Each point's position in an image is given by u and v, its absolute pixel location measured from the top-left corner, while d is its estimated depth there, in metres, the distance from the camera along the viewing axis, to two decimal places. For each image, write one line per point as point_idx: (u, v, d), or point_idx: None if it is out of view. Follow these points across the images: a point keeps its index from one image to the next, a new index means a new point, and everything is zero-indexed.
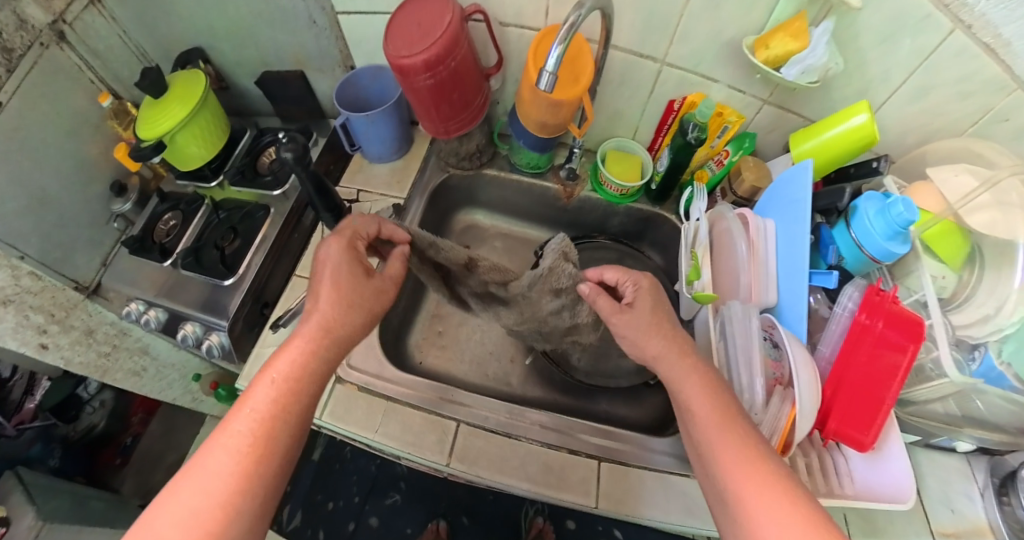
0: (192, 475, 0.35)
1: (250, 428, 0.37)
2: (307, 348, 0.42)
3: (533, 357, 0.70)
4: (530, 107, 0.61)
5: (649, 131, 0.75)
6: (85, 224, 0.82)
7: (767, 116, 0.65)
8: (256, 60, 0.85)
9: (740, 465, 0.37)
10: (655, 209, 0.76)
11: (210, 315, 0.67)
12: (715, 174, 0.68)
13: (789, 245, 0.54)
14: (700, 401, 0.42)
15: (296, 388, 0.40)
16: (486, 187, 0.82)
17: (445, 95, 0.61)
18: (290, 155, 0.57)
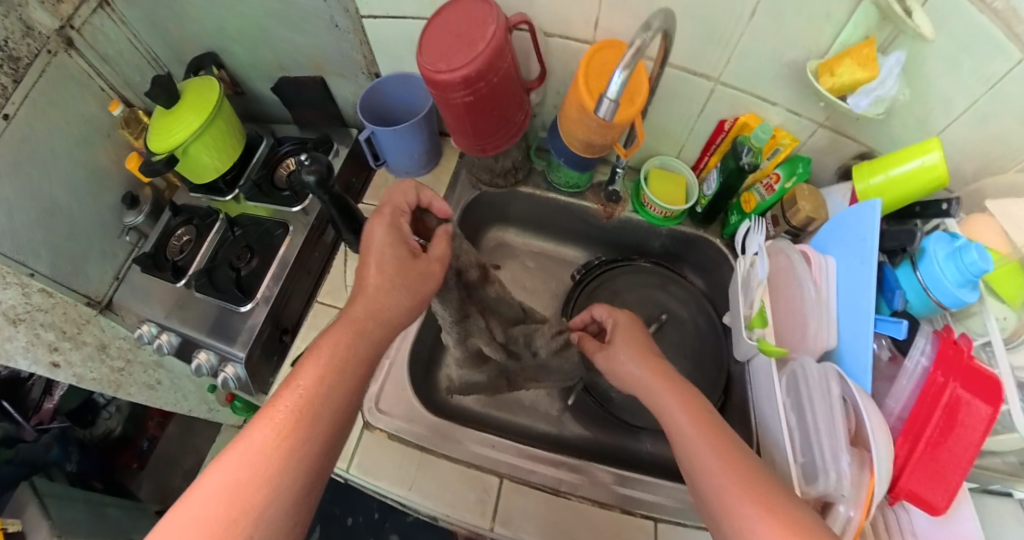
0: (236, 449, 0.32)
1: (297, 404, 0.35)
2: (354, 327, 0.40)
3: (575, 397, 0.67)
4: (574, 125, 0.56)
5: (695, 150, 0.70)
6: (98, 237, 0.80)
7: (823, 138, 0.59)
8: (272, 66, 0.81)
9: (731, 479, 0.32)
10: (699, 232, 0.72)
11: (223, 342, 0.64)
12: (764, 201, 0.62)
13: (853, 286, 0.49)
14: (681, 419, 0.40)
15: (336, 386, 0.37)
16: (518, 204, 0.78)
17: (484, 109, 0.57)
18: (312, 178, 0.53)
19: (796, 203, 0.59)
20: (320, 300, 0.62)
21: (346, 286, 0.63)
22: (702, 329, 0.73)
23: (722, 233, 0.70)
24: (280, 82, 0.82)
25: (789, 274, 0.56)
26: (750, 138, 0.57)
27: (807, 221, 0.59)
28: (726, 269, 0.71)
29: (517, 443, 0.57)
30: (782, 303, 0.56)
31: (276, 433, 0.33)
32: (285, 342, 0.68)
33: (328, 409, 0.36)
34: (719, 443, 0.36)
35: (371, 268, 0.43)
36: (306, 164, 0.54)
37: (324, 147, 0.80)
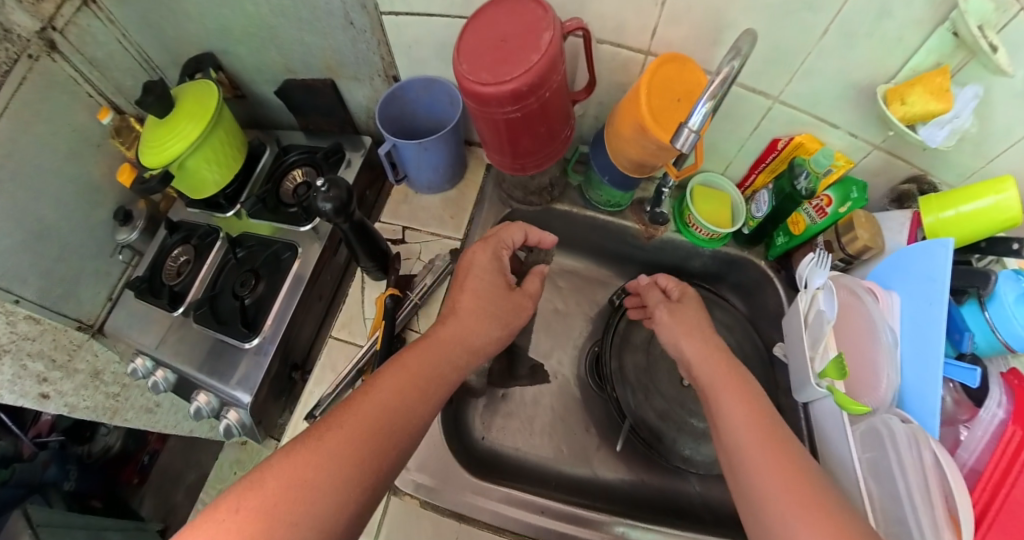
0: (317, 443, 0.35)
1: (378, 412, 0.39)
2: (436, 351, 0.46)
3: (625, 442, 0.60)
4: (626, 144, 0.52)
5: (743, 166, 0.65)
6: (89, 255, 0.74)
7: (877, 160, 0.54)
8: (278, 68, 0.73)
9: (797, 504, 0.32)
10: (744, 253, 0.67)
11: (224, 385, 0.59)
12: (815, 225, 0.56)
13: (921, 324, 0.45)
14: (740, 425, 0.38)
15: (409, 401, 0.41)
16: (551, 222, 0.71)
17: (532, 128, 0.53)
18: (331, 207, 0.48)
19: (853, 231, 0.54)
20: (335, 334, 0.58)
21: (364, 317, 0.59)
22: (749, 359, 0.68)
23: (766, 254, 0.66)
24: (287, 86, 0.74)
25: (857, 311, 0.52)
26: (809, 162, 0.53)
27: (864, 250, 0.55)
28: (767, 289, 0.67)
29: (533, 497, 0.51)
30: (849, 343, 0.51)
31: (353, 433, 0.37)
32: (294, 379, 0.63)
33: (394, 419, 0.39)
34: (781, 462, 0.35)
35: (464, 294, 0.51)
36: (324, 190, 0.49)
37: (335, 157, 0.73)
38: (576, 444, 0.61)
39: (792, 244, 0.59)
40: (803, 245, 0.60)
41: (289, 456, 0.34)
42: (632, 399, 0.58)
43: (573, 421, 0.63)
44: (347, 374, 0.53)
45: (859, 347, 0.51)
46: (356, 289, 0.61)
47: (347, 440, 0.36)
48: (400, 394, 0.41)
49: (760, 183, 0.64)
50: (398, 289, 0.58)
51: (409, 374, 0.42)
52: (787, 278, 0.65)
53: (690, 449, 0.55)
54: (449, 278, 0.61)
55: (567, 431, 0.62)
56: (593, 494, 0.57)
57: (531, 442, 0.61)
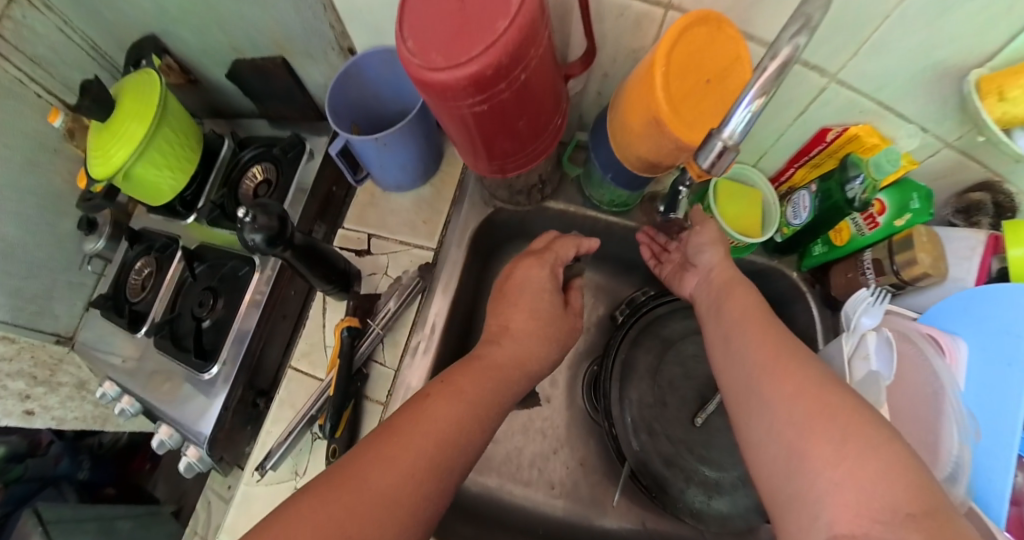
0: (352, 487, 0.31)
1: (430, 450, 0.34)
2: (487, 390, 0.39)
3: (622, 493, 0.53)
4: (635, 139, 0.41)
5: (779, 159, 0.53)
6: (58, 267, 0.70)
7: (945, 160, 0.41)
8: (224, 47, 0.62)
9: (803, 400, 0.27)
10: (771, 262, 0.56)
11: (187, 423, 0.56)
12: (863, 237, 0.46)
13: (1001, 382, 0.32)
14: (745, 337, 0.34)
15: (461, 432, 0.36)
16: (542, 225, 0.59)
17: (508, 122, 0.40)
18: (258, 239, 0.42)
19: (912, 251, 0.42)
20: (294, 365, 0.52)
21: (325, 346, 0.53)
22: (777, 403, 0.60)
23: (799, 264, 0.55)
24: (237, 67, 0.63)
25: (908, 363, 0.38)
26: (866, 165, 0.41)
27: (921, 278, 0.43)
28: (797, 306, 0.56)
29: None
30: (900, 409, 0.38)
31: (401, 473, 0.32)
32: (260, 406, 0.58)
33: (442, 457, 0.35)
34: (774, 361, 0.30)
35: (518, 312, 0.45)
36: (249, 219, 0.42)
37: (295, 151, 0.63)
38: (570, 481, 0.54)
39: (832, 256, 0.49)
40: (844, 258, 0.50)
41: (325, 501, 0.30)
42: (634, 439, 0.49)
43: (567, 453, 0.55)
44: (299, 419, 0.47)
45: (913, 414, 0.36)
46: (316, 311, 0.55)
47: (393, 479, 0.32)
48: (454, 419, 0.36)
49: (799, 178, 0.52)
50: (359, 317, 0.50)
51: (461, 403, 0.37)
52: (822, 295, 0.54)
53: (702, 501, 0.48)
54: (420, 295, 0.52)
55: (560, 465, 0.55)
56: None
57: (518, 477, 0.55)
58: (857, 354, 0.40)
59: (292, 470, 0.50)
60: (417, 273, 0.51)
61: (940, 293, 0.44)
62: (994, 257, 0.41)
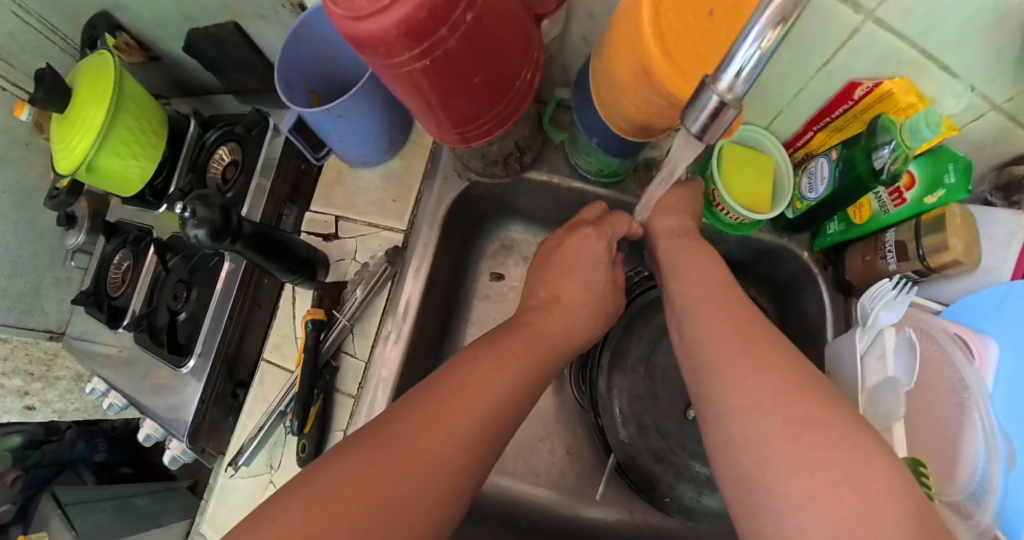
0: (397, 445, 0.27)
1: (481, 410, 0.30)
2: (534, 359, 0.36)
3: (607, 485, 0.50)
4: (624, 95, 0.34)
5: (796, 119, 0.47)
6: (41, 263, 0.69)
7: (988, 127, 0.36)
8: (173, 16, 0.56)
9: (763, 394, 0.24)
10: (782, 241, 0.56)
11: (167, 418, 0.55)
12: (886, 215, 0.42)
13: None
14: (712, 319, 0.31)
15: (513, 397, 0.33)
16: (523, 197, 0.54)
17: (463, 78, 0.31)
18: (200, 233, 0.41)
19: (942, 236, 0.38)
20: (265, 358, 0.52)
21: (296, 337, 0.52)
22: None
23: (810, 245, 0.55)
24: (192, 39, 0.58)
25: (936, 367, 0.37)
26: (900, 131, 0.36)
27: (950, 265, 0.39)
28: (809, 290, 0.57)
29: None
30: (917, 413, 0.37)
31: (456, 433, 0.29)
32: (241, 397, 0.56)
33: (494, 419, 0.31)
34: (743, 348, 0.27)
35: (570, 279, 0.42)
36: (189, 214, 0.41)
37: (259, 129, 0.58)
38: (556, 470, 0.51)
39: (847, 236, 0.47)
40: (863, 237, 0.47)
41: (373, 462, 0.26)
42: (621, 429, 0.46)
43: (553, 441, 0.52)
44: (271, 413, 0.46)
45: (934, 421, 0.36)
46: (286, 302, 0.53)
47: (447, 441, 0.28)
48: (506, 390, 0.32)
49: (818, 143, 0.47)
50: (325, 309, 0.49)
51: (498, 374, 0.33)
52: (834, 278, 0.54)
53: (692, 498, 0.45)
54: (391, 282, 0.49)
55: (546, 453, 0.51)
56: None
57: (503, 467, 0.51)
58: (872, 352, 0.40)
59: (265, 465, 0.48)
60: (385, 258, 0.48)
61: (968, 285, 0.41)
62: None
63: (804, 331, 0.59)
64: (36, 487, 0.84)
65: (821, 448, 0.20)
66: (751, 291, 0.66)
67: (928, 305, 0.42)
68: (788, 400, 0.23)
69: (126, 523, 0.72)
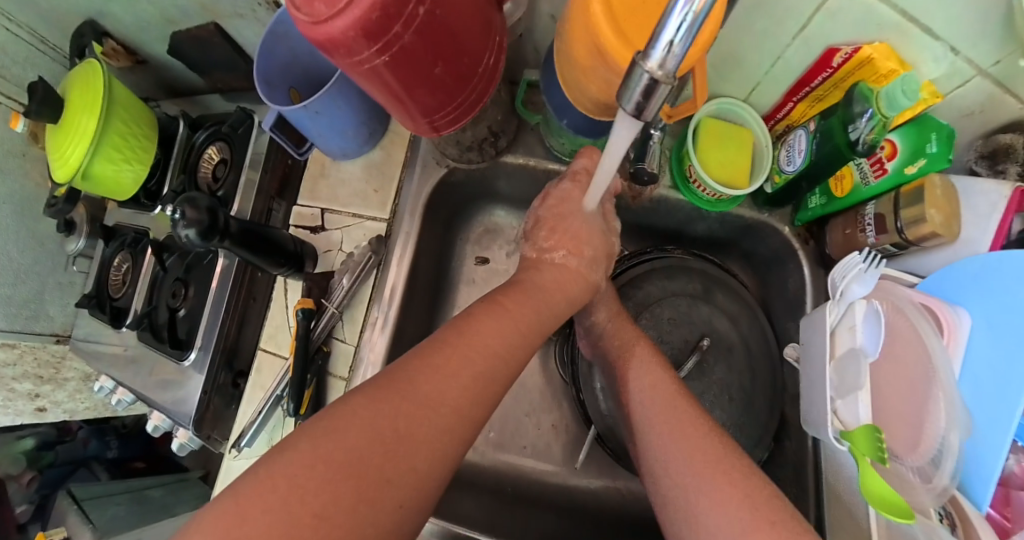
0: (411, 390, 0.31)
1: (481, 363, 0.35)
2: (528, 317, 0.41)
3: (586, 454, 0.55)
4: (583, 77, 0.35)
5: (773, 91, 0.49)
6: (43, 271, 0.71)
7: (976, 93, 0.37)
8: (156, 20, 0.58)
9: (671, 426, 0.36)
10: (763, 216, 0.57)
11: (173, 410, 0.57)
12: (867, 187, 0.44)
13: (998, 368, 0.34)
14: (638, 363, 0.43)
15: (506, 347, 0.38)
16: (503, 182, 0.55)
17: (423, 71, 0.33)
18: (192, 233, 0.42)
19: (921, 207, 0.40)
20: (262, 347, 0.54)
21: (288, 327, 0.54)
22: (753, 356, 0.61)
23: (792, 219, 0.56)
24: (176, 42, 0.60)
25: (903, 339, 0.41)
26: (877, 98, 0.36)
27: (930, 237, 0.41)
28: (791, 264, 0.59)
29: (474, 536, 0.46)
30: (883, 386, 0.42)
31: (462, 380, 0.33)
32: (242, 387, 0.58)
33: (489, 369, 0.35)
34: (663, 394, 0.39)
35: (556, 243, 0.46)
36: (178, 216, 0.43)
37: (244, 126, 0.61)
38: (543, 442, 0.56)
39: (830, 209, 0.49)
40: (844, 211, 0.49)
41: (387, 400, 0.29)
42: (601, 401, 0.51)
43: (540, 416, 0.57)
44: (269, 396, 0.49)
45: (899, 393, 0.40)
46: (278, 295, 0.56)
47: (449, 384, 0.32)
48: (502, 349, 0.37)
49: (798, 115, 0.49)
50: (314, 298, 0.51)
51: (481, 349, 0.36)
52: (815, 252, 0.56)
53: None
54: (376, 269, 0.52)
55: (533, 426, 0.57)
56: (563, 508, 0.53)
57: (494, 441, 0.57)
58: (842, 325, 0.44)
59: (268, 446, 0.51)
60: (369, 247, 0.51)
61: (948, 255, 0.43)
62: (1016, 215, 0.40)
63: (785, 303, 0.61)
64: (50, 487, 0.88)
65: (730, 486, 0.30)
66: (732, 266, 0.68)
67: (904, 278, 0.46)
68: (693, 429, 0.35)
69: (142, 514, 0.75)
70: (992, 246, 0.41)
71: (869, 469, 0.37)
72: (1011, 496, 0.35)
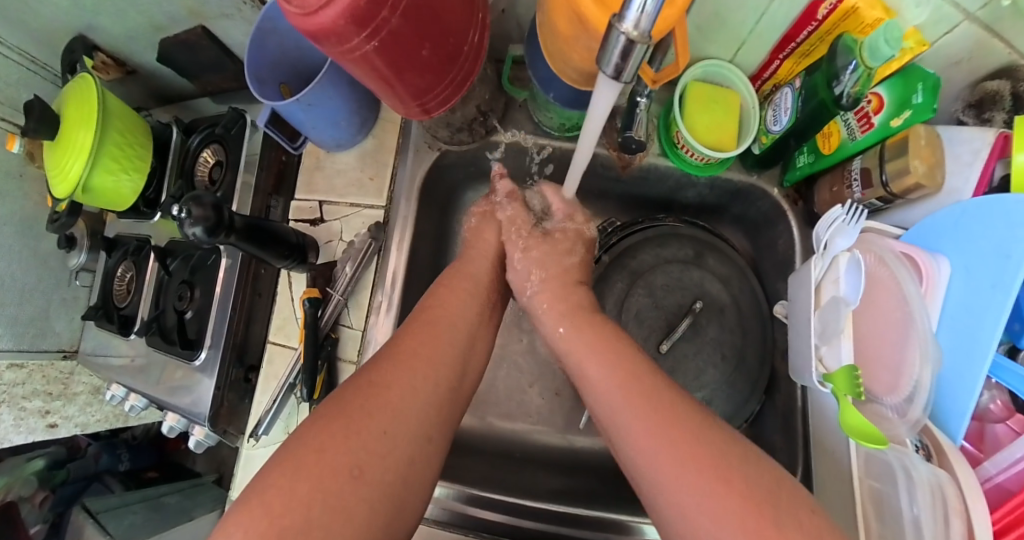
0: (396, 384, 0.35)
1: (429, 338, 0.40)
2: (468, 292, 0.46)
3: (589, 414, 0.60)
4: (567, 48, 0.36)
5: (760, 49, 0.51)
6: (47, 288, 0.72)
7: (964, 38, 0.39)
8: (146, 28, 0.59)
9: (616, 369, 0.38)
10: (751, 179, 0.60)
11: (188, 408, 0.58)
12: (853, 141, 0.46)
13: (971, 313, 0.37)
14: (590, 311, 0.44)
15: (462, 326, 0.43)
16: (493, 160, 0.57)
17: (411, 54, 0.34)
18: (199, 230, 0.43)
19: (905, 159, 0.42)
20: (272, 340, 0.56)
21: (296, 317, 0.56)
22: (744, 315, 0.63)
23: (780, 180, 0.58)
24: (165, 48, 0.61)
25: (885, 287, 0.43)
26: (862, 50, 0.38)
27: (914, 188, 0.43)
28: (780, 224, 0.61)
29: (492, 495, 0.52)
30: (866, 331, 0.44)
31: (423, 367, 0.37)
32: (254, 381, 0.60)
33: (444, 347, 0.40)
34: (605, 339, 0.41)
35: None
36: (185, 214, 0.43)
37: (237, 126, 0.62)
38: (546, 409, 0.62)
39: (818, 166, 0.51)
40: (830, 168, 0.52)
41: (392, 397, 0.34)
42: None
43: (541, 385, 0.63)
44: (282, 386, 0.50)
45: (881, 338, 0.43)
46: (283, 287, 0.57)
47: (419, 376, 0.36)
48: (456, 317, 0.43)
49: (784, 72, 0.51)
50: (318, 287, 0.52)
51: (443, 333, 0.41)
52: (803, 212, 0.58)
53: None
54: (378, 255, 0.52)
55: (536, 396, 0.62)
56: (565, 464, 0.60)
57: (501, 412, 0.62)
58: (827, 279, 0.45)
59: (284, 433, 0.53)
60: (368, 234, 0.51)
61: (932, 205, 0.45)
62: (999, 161, 0.42)
63: (775, 262, 0.63)
64: (64, 505, 0.90)
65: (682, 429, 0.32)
66: (722, 230, 0.71)
67: (888, 230, 0.48)
68: (629, 374, 0.37)
69: (160, 519, 0.76)
70: (977, 193, 0.43)
71: (847, 404, 0.41)
72: (985, 430, 0.39)
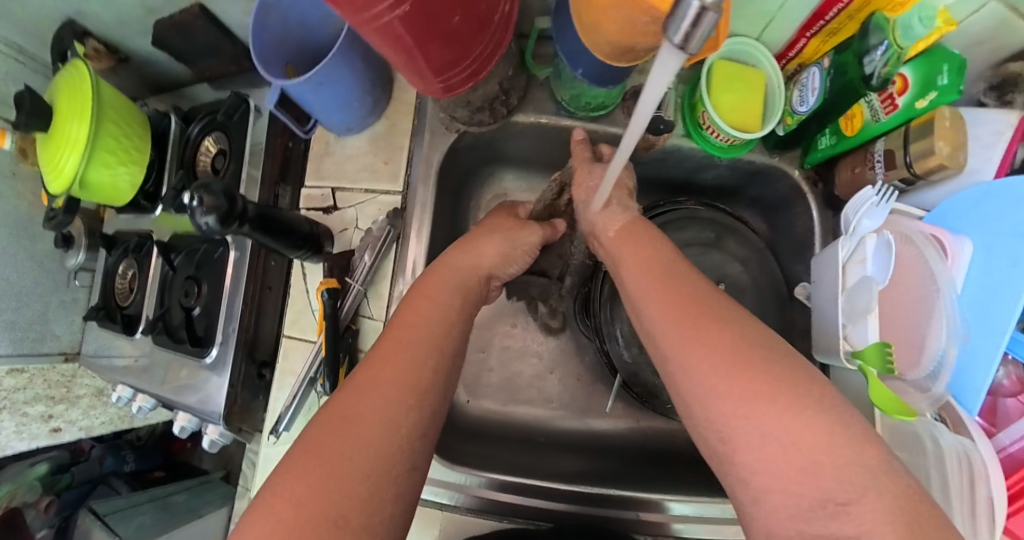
0: (362, 400, 0.30)
1: (393, 340, 0.34)
2: (448, 278, 0.40)
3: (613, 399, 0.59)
4: (601, 16, 0.33)
5: (786, 27, 0.49)
6: (45, 290, 0.69)
7: (988, 18, 0.37)
8: (137, 10, 0.56)
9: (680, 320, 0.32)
10: (772, 160, 0.58)
11: (200, 409, 0.55)
12: (877, 123, 0.44)
13: (998, 288, 0.35)
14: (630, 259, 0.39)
15: (445, 323, 0.37)
16: (508, 142, 0.55)
17: (440, 22, 0.31)
18: (213, 220, 0.39)
19: (930, 140, 0.40)
20: (287, 334, 0.54)
21: (312, 310, 0.54)
22: (765, 297, 0.62)
23: (801, 162, 0.57)
24: (159, 32, 0.58)
25: (907, 267, 0.41)
26: (892, 28, 0.37)
27: (936, 169, 0.41)
28: (800, 204, 0.59)
29: (518, 480, 0.50)
30: (890, 311, 0.42)
31: (405, 375, 0.32)
32: (266, 377, 0.58)
33: (428, 348, 0.34)
34: (669, 280, 0.35)
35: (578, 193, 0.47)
36: (197, 203, 0.40)
37: (239, 112, 0.59)
38: (567, 395, 0.60)
39: (841, 148, 0.49)
40: (853, 150, 0.50)
41: (365, 416, 0.29)
42: (623, 351, 0.52)
43: (561, 372, 0.61)
44: (301, 381, 0.48)
45: (903, 317, 0.40)
46: (296, 279, 0.55)
47: (394, 387, 0.31)
48: (437, 319, 0.37)
49: (810, 51, 0.50)
50: (336, 277, 0.50)
51: (422, 339, 0.35)
52: (823, 194, 0.57)
53: None
54: (397, 243, 0.51)
55: (556, 383, 0.61)
56: (588, 448, 0.58)
57: (520, 399, 0.60)
58: (853, 259, 0.44)
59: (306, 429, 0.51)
60: (386, 221, 0.50)
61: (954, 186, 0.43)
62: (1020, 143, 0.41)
63: (793, 244, 0.62)
64: (70, 509, 0.88)
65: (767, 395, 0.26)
66: (741, 212, 0.69)
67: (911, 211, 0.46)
68: (696, 323, 0.31)
69: (169, 518, 0.74)
70: (997, 174, 0.41)
71: (875, 380, 0.40)
72: (995, 404, 0.38)
